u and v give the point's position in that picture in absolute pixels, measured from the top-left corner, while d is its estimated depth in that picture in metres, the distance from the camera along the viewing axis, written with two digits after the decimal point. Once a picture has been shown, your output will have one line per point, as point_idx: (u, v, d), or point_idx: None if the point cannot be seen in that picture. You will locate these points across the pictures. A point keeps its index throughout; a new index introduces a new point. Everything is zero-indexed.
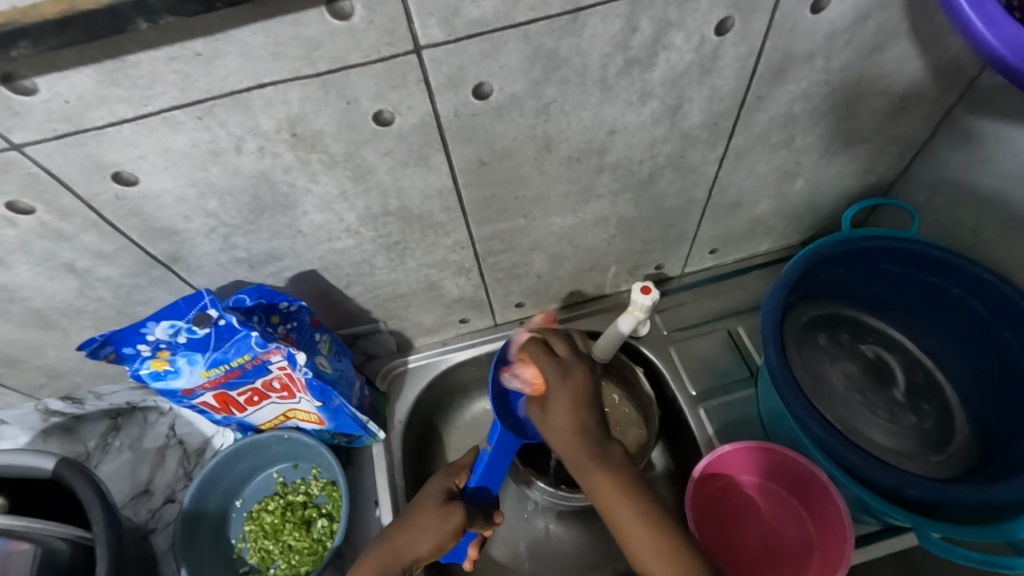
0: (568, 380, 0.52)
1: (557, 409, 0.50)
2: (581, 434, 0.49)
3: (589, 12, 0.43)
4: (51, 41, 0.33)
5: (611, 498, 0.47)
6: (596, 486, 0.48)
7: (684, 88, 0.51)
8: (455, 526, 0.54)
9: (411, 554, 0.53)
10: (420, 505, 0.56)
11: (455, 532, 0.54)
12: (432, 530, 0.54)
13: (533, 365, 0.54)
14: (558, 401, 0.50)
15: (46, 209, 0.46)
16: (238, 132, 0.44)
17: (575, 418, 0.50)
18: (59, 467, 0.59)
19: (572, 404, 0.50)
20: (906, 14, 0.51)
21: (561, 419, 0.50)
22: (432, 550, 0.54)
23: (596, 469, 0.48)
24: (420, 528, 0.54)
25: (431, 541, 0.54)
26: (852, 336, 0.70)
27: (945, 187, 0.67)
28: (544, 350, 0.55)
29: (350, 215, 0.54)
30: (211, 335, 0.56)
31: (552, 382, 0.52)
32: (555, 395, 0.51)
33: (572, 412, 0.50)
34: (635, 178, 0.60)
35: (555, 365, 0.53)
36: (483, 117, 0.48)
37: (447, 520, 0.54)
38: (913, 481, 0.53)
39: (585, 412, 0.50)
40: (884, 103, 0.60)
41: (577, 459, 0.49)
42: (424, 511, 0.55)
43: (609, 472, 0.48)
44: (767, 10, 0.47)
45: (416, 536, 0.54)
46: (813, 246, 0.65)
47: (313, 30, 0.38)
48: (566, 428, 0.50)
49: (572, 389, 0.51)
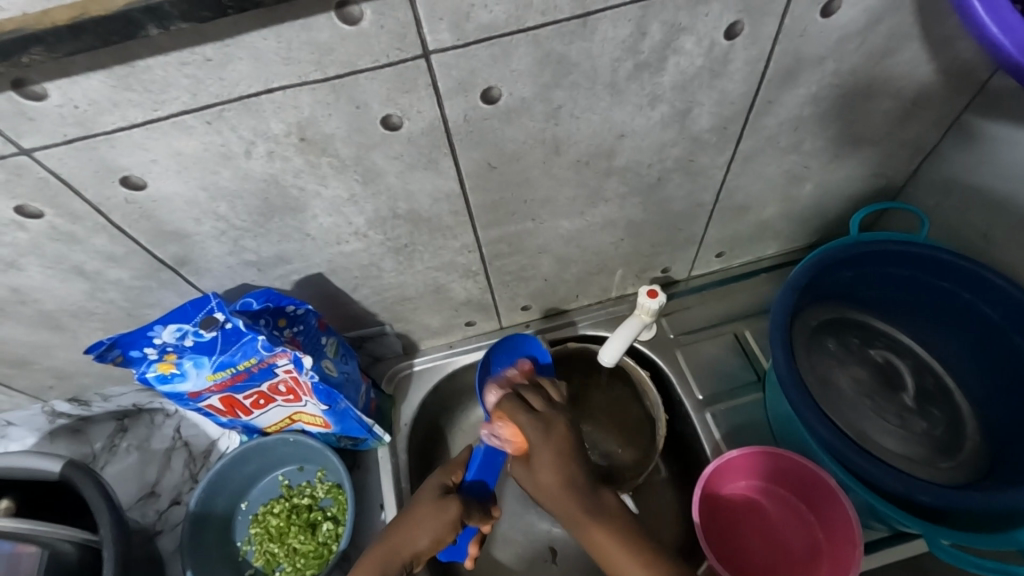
0: (550, 436, 0.52)
1: (543, 468, 0.51)
2: (569, 487, 0.50)
3: (600, 16, 0.42)
4: (63, 47, 0.33)
5: (609, 548, 0.48)
6: (593, 538, 0.48)
7: (694, 92, 0.51)
8: (452, 518, 0.54)
9: (409, 550, 0.53)
10: (418, 500, 0.56)
11: (452, 524, 0.55)
12: (428, 524, 0.54)
13: (508, 422, 0.54)
14: (543, 459, 0.51)
15: (56, 213, 0.46)
16: (247, 136, 0.44)
17: (562, 472, 0.50)
18: (65, 469, 0.59)
19: (558, 458, 0.51)
20: (918, 18, 0.50)
21: (549, 476, 0.50)
22: (429, 543, 0.54)
23: (591, 524, 0.48)
24: (418, 522, 0.54)
25: (429, 534, 0.54)
26: (861, 340, 0.70)
27: (955, 191, 0.67)
28: (519, 405, 0.55)
29: (359, 219, 0.54)
30: (218, 338, 0.56)
31: (533, 439, 0.52)
32: (539, 453, 0.51)
33: (559, 467, 0.50)
34: (644, 182, 0.60)
35: (533, 420, 0.53)
36: (492, 121, 0.48)
37: (445, 512, 0.54)
38: (922, 487, 0.53)
39: (571, 464, 0.51)
40: (895, 106, 0.59)
41: (570, 513, 0.50)
42: (422, 504, 0.55)
43: (603, 522, 0.49)
44: (779, 14, 0.46)
45: (412, 531, 0.54)
46: (821, 250, 0.64)
47: (324, 35, 0.38)
48: (555, 485, 0.50)
49: (556, 444, 0.51)
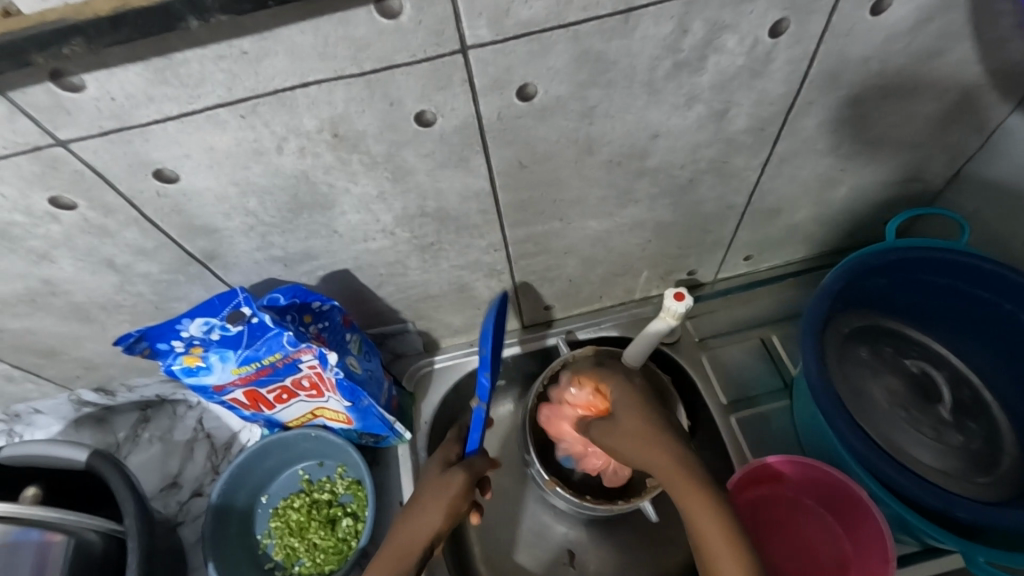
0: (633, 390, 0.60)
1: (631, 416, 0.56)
2: (673, 449, 0.51)
3: (641, 13, 0.41)
4: (104, 39, 0.33)
5: (698, 509, 0.48)
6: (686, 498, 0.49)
7: (733, 92, 0.50)
8: (460, 486, 0.57)
9: (428, 531, 0.54)
10: (423, 483, 0.58)
11: (461, 493, 0.57)
12: (441, 500, 0.56)
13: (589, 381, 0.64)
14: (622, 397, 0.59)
15: (89, 205, 0.46)
16: (280, 132, 0.43)
17: (652, 427, 0.54)
18: (91, 459, 0.59)
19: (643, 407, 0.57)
20: (970, 17, 0.49)
21: (635, 425, 0.55)
22: (445, 518, 0.55)
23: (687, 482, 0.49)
24: (427, 500, 0.56)
25: (442, 511, 0.55)
26: (895, 349, 0.68)
27: (999, 197, 0.65)
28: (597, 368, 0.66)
29: (387, 216, 0.54)
30: (244, 332, 0.56)
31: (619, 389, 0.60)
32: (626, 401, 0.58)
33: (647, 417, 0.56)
34: (677, 183, 0.58)
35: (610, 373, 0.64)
36: (526, 119, 0.47)
37: (450, 485, 0.57)
38: (962, 504, 0.51)
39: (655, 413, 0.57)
40: (940, 109, 0.57)
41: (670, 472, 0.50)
42: (428, 485, 0.57)
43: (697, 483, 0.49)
44: (825, 12, 0.45)
45: (427, 513, 0.55)
46: (855, 256, 0.63)
47: (361, 29, 0.38)
48: (650, 442, 0.53)
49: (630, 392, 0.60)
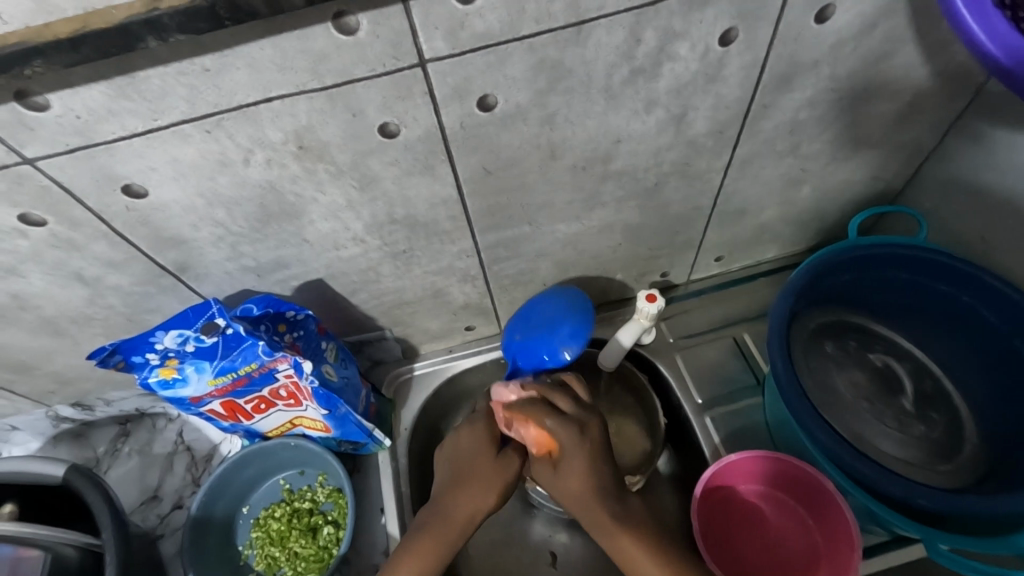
0: (583, 443, 0.52)
1: (570, 473, 0.51)
2: (597, 496, 0.50)
3: (594, 24, 0.43)
4: (63, 59, 0.33)
5: (635, 554, 0.48)
6: (622, 549, 0.49)
7: (690, 98, 0.51)
8: (516, 472, 0.57)
9: (475, 513, 0.54)
10: (476, 459, 0.57)
11: (515, 478, 0.57)
12: (497, 486, 0.55)
13: (535, 425, 0.54)
14: (571, 465, 0.51)
15: (57, 220, 0.47)
16: (245, 144, 0.44)
17: (591, 478, 0.51)
18: (68, 474, 0.60)
19: (586, 460, 0.52)
20: (912, 22, 0.51)
21: (577, 483, 0.51)
22: (498, 500, 0.55)
23: (619, 532, 0.49)
24: (482, 484, 0.55)
25: (495, 494, 0.55)
26: (860, 344, 0.70)
27: (954, 194, 0.67)
28: (545, 408, 0.55)
29: (357, 224, 0.55)
30: (219, 343, 0.57)
31: (567, 445, 0.52)
32: (570, 458, 0.52)
33: (588, 474, 0.51)
34: (640, 186, 0.60)
35: (567, 425, 0.53)
36: (488, 127, 0.48)
37: (507, 468, 0.56)
38: (924, 492, 0.53)
39: (602, 472, 0.51)
40: (891, 110, 0.59)
41: (598, 520, 0.50)
42: (482, 464, 0.56)
43: (628, 528, 0.49)
44: (772, 20, 0.47)
45: (481, 496, 0.54)
46: (819, 255, 0.64)
47: (320, 43, 0.39)
48: (581, 494, 0.51)
49: (585, 450, 0.52)
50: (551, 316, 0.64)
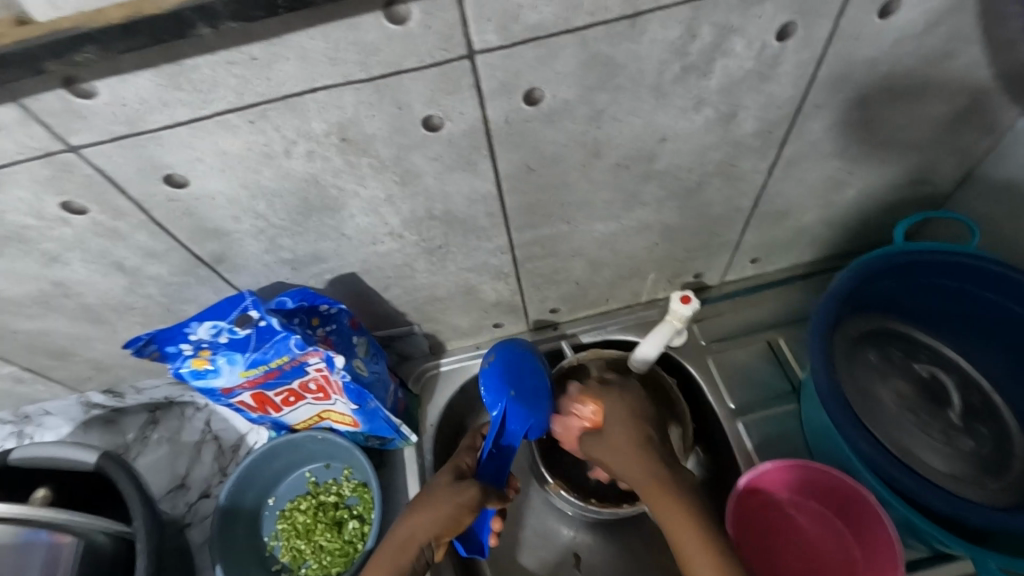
0: (625, 401, 0.62)
1: (615, 426, 0.59)
2: (639, 447, 0.57)
3: (650, 17, 0.41)
4: (116, 47, 0.33)
5: (677, 520, 0.51)
6: (668, 517, 0.52)
7: (742, 96, 0.50)
8: (468, 501, 0.57)
9: (425, 531, 0.55)
10: (436, 481, 0.59)
11: (468, 506, 0.57)
12: (444, 510, 0.56)
13: (592, 398, 0.63)
14: (615, 420, 0.60)
15: (101, 209, 0.47)
16: (289, 136, 0.44)
17: (634, 432, 0.58)
18: (100, 461, 0.60)
19: (635, 423, 0.59)
20: (978, 20, 0.48)
21: (621, 434, 0.58)
22: (449, 521, 0.56)
23: (662, 491, 0.53)
24: (435, 504, 0.56)
25: (446, 514, 0.56)
26: (903, 352, 0.68)
27: (1009, 201, 0.64)
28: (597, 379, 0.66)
29: (394, 219, 0.54)
30: (252, 335, 0.56)
31: (612, 402, 0.61)
32: (615, 412, 0.61)
33: (631, 429, 0.59)
34: (684, 186, 0.58)
35: (612, 390, 0.63)
36: (535, 123, 0.47)
37: (459, 495, 0.57)
38: (971, 509, 0.51)
39: (642, 428, 0.59)
40: (949, 110, 0.57)
41: (640, 477, 0.55)
42: (439, 486, 0.58)
43: (679, 494, 0.53)
44: (834, 15, 0.45)
45: (424, 514, 0.56)
46: (865, 258, 0.62)
47: (371, 35, 0.38)
48: (625, 443, 0.58)
49: (629, 405, 0.61)
50: (539, 382, 0.64)
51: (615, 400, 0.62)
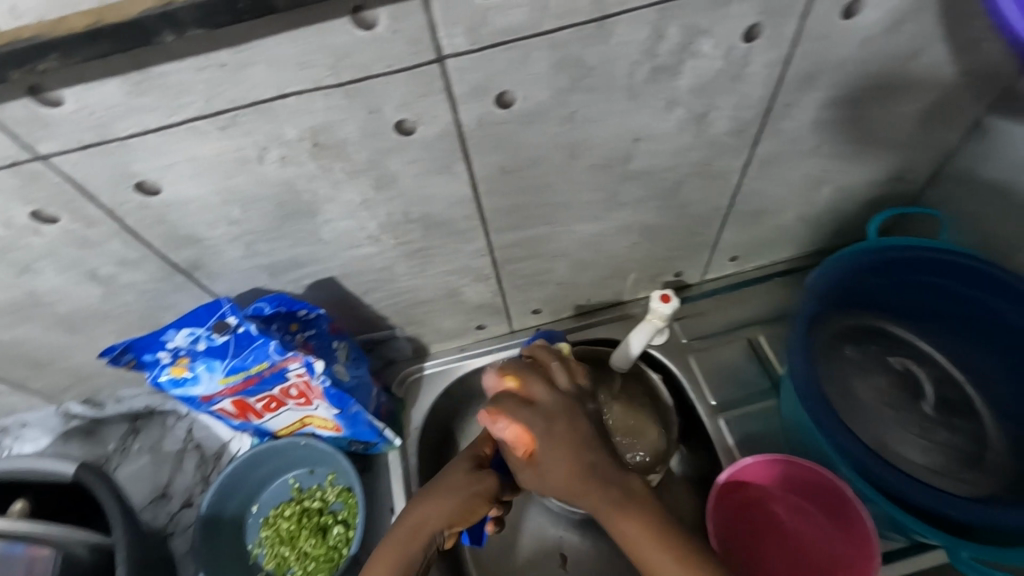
0: (557, 431, 0.47)
1: (554, 464, 0.46)
2: (581, 476, 0.46)
3: (618, 20, 0.42)
4: (79, 54, 0.33)
5: (643, 542, 0.45)
6: (632, 540, 0.45)
7: (712, 96, 0.50)
8: (488, 491, 0.54)
9: (439, 518, 0.52)
10: (453, 468, 0.56)
11: (488, 497, 0.54)
12: (461, 501, 0.53)
13: (513, 427, 0.47)
14: (552, 456, 0.46)
15: (72, 217, 0.46)
16: (262, 142, 0.44)
17: (578, 462, 0.46)
18: (78, 472, 0.59)
19: (572, 451, 0.46)
20: (941, 19, 0.49)
21: (563, 471, 0.46)
22: (463, 510, 0.53)
23: (620, 516, 0.45)
24: (451, 491, 0.53)
25: (461, 503, 0.53)
26: (880, 347, 0.69)
27: (978, 196, 0.65)
28: (518, 400, 0.48)
29: (372, 223, 0.54)
30: (231, 342, 0.56)
31: (541, 435, 0.46)
32: (552, 448, 0.46)
33: (574, 460, 0.46)
34: (659, 186, 0.59)
35: (536, 417, 0.47)
36: (508, 126, 0.48)
37: (479, 484, 0.54)
38: (945, 499, 0.52)
39: (587, 452, 0.47)
40: (917, 108, 0.58)
41: (596, 504, 0.46)
42: (457, 472, 0.55)
43: (637, 515, 0.45)
44: (799, 16, 0.45)
45: (438, 502, 0.52)
46: (839, 256, 0.63)
47: (340, 40, 0.38)
48: (568, 478, 0.46)
49: (564, 432, 0.47)
50: None
51: (546, 435, 0.46)
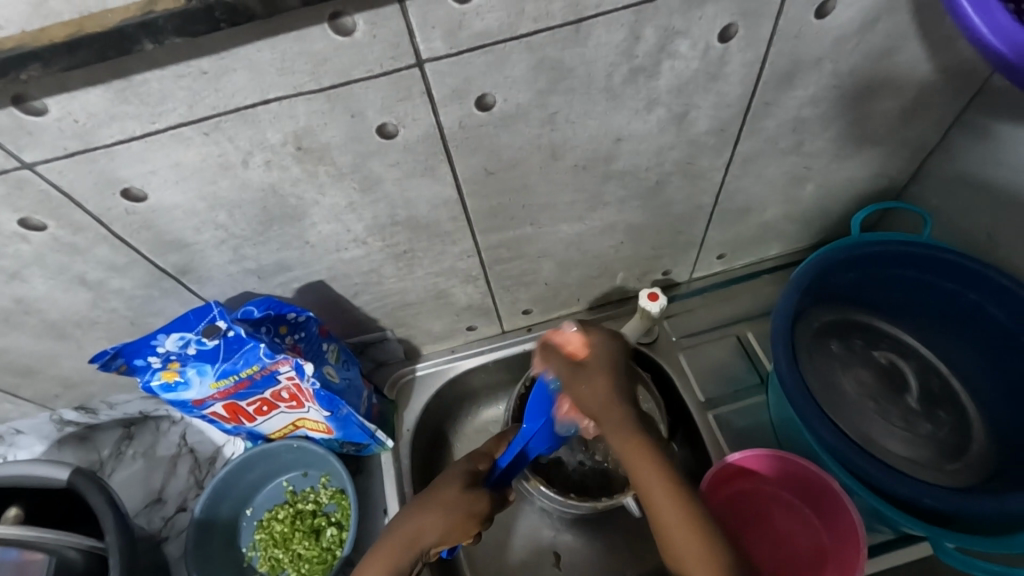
0: (611, 355, 0.48)
1: (598, 374, 0.47)
2: (619, 392, 0.47)
3: (593, 22, 0.43)
4: (60, 63, 0.33)
5: (655, 465, 0.46)
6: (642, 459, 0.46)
7: (691, 95, 0.51)
8: (481, 510, 0.56)
9: (430, 534, 0.53)
10: (444, 484, 0.57)
11: (480, 517, 0.56)
12: (457, 519, 0.54)
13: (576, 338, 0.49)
14: (599, 369, 0.47)
15: (59, 224, 0.47)
16: (245, 147, 0.44)
17: (617, 383, 0.47)
18: (72, 477, 0.60)
19: (612, 370, 0.47)
20: (914, 16, 0.50)
21: (603, 385, 0.46)
22: (457, 527, 0.54)
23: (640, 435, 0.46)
24: (445, 507, 0.54)
25: (454, 520, 0.54)
26: (865, 342, 0.69)
27: (959, 191, 0.66)
28: (579, 323, 0.52)
29: (358, 226, 0.55)
30: (221, 346, 0.56)
31: (597, 353, 0.48)
32: (602, 365, 0.47)
33: (616, 381, 0.47)
34: (643, 185, 0.60)
35: (599, 339, 0.49)
36: (489, 128, 0.48)
37: (473, 504, 0.56)
38: (928, 491, 0.53)
39: (625, 381, 0.48)
40: (895, 105, 0.59)
41: (618, 421, 0.46)
42: (448, 489, 0.56)
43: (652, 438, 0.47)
44: (773, 16, 0.46)
45: (435, 518, 0.53)
46: (823, 253, 0.64)
47: (318, 45, 0.39)
48: (604, 391, 0.46)
49: (612, 358, 0.48)
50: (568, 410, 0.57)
51: (600, 352, 0.48)
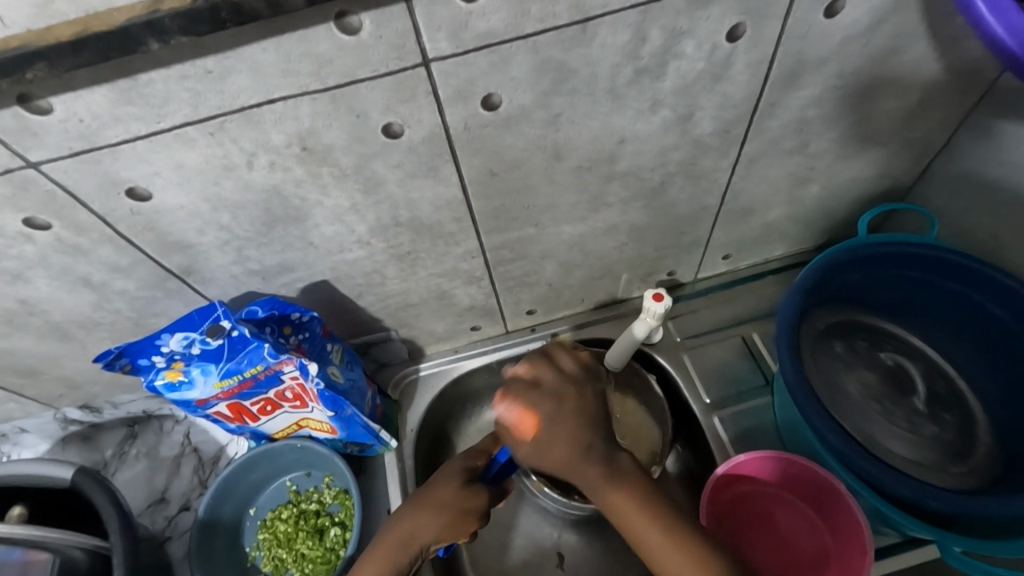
0: (566, 411, 0.47)
1: (556, 443, 0.46)
2: (579, 456, 0.46)
3: (599, 22, 0.42)
4: (65, 63, 0.33)
5: (632, 517, 0.47)
6: (618, 507, 0.47)
7: (696, 96, 0.51)
8: (479, 507, 0.56)
9: (425, 535, 0.53)
10: (443, 480, 0.56)
11: (477, 513, 0.56)
12: (453, 518, 0.54)
13: (521, 410, 0.47)
14: (556, 434, 0.46)
15: (63, 224, 0.47)
16: (249, 148, 0.44)
17: (579, 440, 0.46)
18: (76, 476, 0.60)
19: (573, 435, 0.46)
20: (922, 16, 0.50)
21: (563, 451, 0.46)
22: (451, 526, 0.54)
23: (611, 490, 0.47)
24: (441, 505, 0.54)
25: (448, 519, 0.54)
26: (869, 343, 0.69)
27: (965, 192, 0.66)
28: (526, 384, 0.48)
29: (361, 227, 0.54)
30: (225, 346, 0.56)
31: (550, 416, 0.46)
32: (558, 429, 0.46)
33: (576, 440, 0.46)
34: (647, 187, 0.59)
35: (547, 398, 0.47)
36: (492, 128, 0.48)
37: (470, 500, 0.55)
38: (934, 493, 0.52)
39: (589, 432, 0.47)
40: (902, 106, 0.58)
41: (589, 480, 0.47)
42: (446, 485, 0.56)
43: (624, 487, 0.47)
44: (780, 16, 0.46)
45: (430, 518, 0.54)
46: (828, 252, 0.64)
47: (322, 46, 0.39)
48: (566, 459, 0.46)
49: (569, 412, 0.47)
50: None
51: (555, 417, 0.46)
